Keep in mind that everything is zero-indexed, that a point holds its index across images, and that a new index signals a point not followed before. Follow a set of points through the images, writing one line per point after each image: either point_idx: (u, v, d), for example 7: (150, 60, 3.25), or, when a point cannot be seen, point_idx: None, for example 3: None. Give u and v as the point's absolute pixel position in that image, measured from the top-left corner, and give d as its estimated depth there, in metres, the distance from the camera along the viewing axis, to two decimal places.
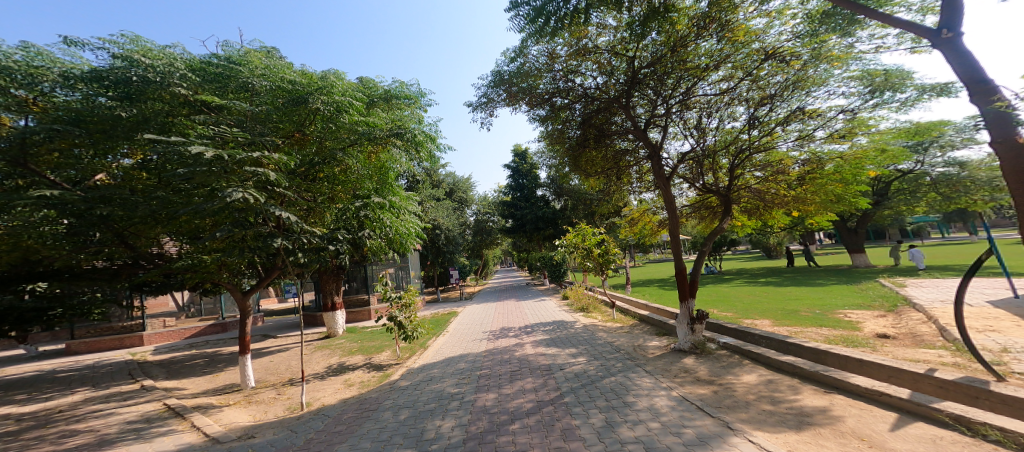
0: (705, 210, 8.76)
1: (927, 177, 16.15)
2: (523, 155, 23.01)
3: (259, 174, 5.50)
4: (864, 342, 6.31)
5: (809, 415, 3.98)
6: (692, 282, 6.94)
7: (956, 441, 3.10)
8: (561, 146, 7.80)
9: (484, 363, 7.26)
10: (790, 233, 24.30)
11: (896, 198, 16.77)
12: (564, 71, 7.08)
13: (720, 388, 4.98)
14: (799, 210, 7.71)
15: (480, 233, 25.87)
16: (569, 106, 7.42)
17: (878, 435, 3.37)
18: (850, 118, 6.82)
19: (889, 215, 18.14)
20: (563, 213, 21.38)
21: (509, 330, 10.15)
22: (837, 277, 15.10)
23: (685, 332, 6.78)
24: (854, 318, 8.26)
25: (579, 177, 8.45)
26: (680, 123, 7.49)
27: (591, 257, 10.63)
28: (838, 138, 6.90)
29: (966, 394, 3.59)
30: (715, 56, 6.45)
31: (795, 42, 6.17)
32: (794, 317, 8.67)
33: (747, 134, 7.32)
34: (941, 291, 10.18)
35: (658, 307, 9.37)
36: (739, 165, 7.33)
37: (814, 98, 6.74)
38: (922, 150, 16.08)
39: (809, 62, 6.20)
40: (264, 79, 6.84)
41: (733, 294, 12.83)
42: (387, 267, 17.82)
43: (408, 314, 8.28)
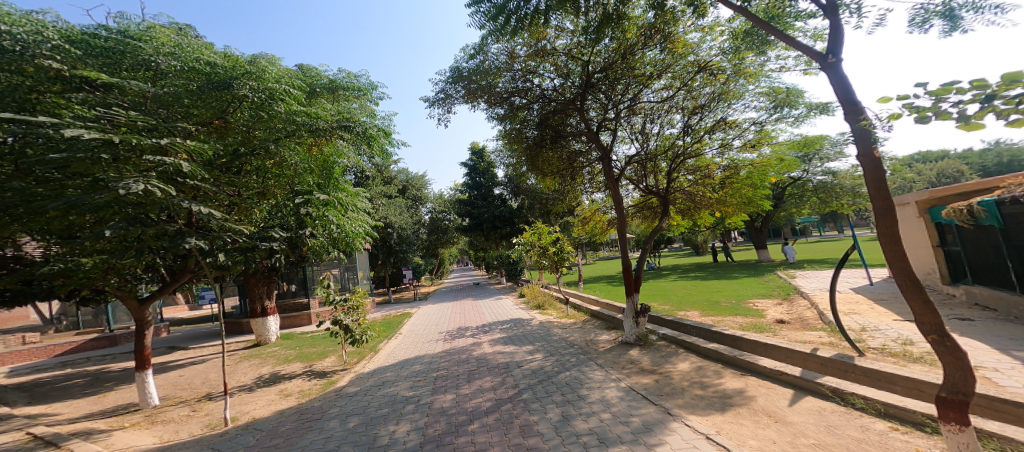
0: (648, 211, 9.33)
1: (809, 183, 18.93)
2: (480, 153, 22.89)
3: (166, 164, 4.83)
4: (768, 328, 7.16)
5: (730, 396, 4.42)
6: (637, 278, 7.30)
7: (834, 411, 3.65)
8: (519, 145, 7.86)
9: (440, 364, 7.11)
10: (713, 232, 26.84)
11: (791, 201, 19.41)
12: (523, 71, 7.17)
13: (659, 377, 5.34)
14: (720, 211, 8.53)
15: (436, 231, 25.17)
16: (527, 107, 7.51)
17: (781, 411, 3.83)
18: (759, 129, 7.62)
19: (783, 216, 20.85)
20: (520, 212, 21.50)
21: (466, 330, 10.04)
22: (749, 271, 16.96)
23: (630, 326, 7.14)
24: (760, 307, 9.36)
25: (536, 177, 8.60)
26: (628, 127, 7.89)
27: (547, 255, 10.84)
28: (750, 147, 7.68)
29: (838, 368, 4.21)
30: (658, 66, 6.88)
31: (722, 57, 6.79)
32: (716, 307, 9.60)
33: (682, 140, 7.91)
34: (821, 280, 11.93)
35: (607, 302, 9.79)
36: (675, 170, 7.86)
37: (734, 110, 7.40)
38: (807, 160, 18.78)
39: (732, 76, 6.85)
40: (172, 59, 5.95)
41: (669, 288, 13.83)
42: (331, 268, 16.80)
43: (356, 317, 7.87)
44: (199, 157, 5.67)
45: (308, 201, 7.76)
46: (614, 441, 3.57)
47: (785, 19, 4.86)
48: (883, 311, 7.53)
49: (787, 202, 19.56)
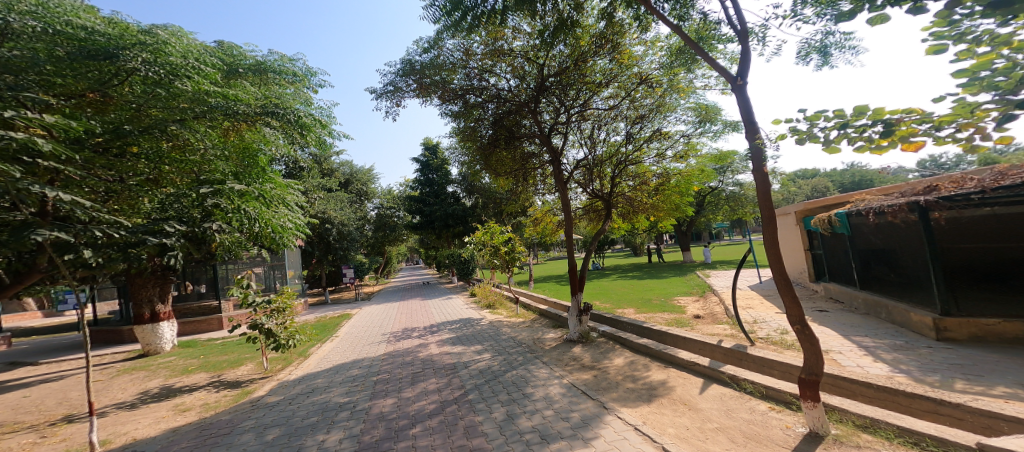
0: (594, 214, 9.69)
1: (723, 192, 21.28)
2: (434, 149, 22.47)
3: (9, 138, 3.84)
4: (687, 322, 7.88)
5: (655, 388, 4.76)
6: (582, 278, 7.56)
7: (733, 397, 4.15)
8: (473, 144, 7.78)
9: (381, 368, 6.79)
10: (647, 234, 28.86)
11: (709, 209, 21.55)
12: (479, 69, 7.16)
13: (596, 372, 5.57)
14: (654, 216, 9.01)
15: (383, 228, 24.03)
16: (482, 105, 7.43)
17: (694, 399, 4.25)
18: (687, 141, 8.30)
19: (703, 222, 23.10)
20: (474, 211, 21.36)
21: (413, 331, 9.73)
22: (676, 270, 18.49)
23: (575, 324, 7.36)
24: (682, 303, 10.26)
25: (489, 176, 8.57)
26: (578, 131, 8.14)
27: (499, 255, 10.84)
28: (679, 157, 8.33)
29: (734, 357, 4.91)
30: (606, 75, 7.21)
31: (660, 72, 7.30)
32: (647, 305, 10.33)
33: (625, 148, 8.34)
34: (730, 279, 13.41)
35: (555, 301, 10.01)
36: (618, 175, 8.29)
37: (668, 122, 7.96)
38: (723, 172, 21.04)
39: (666, 90, 7.41)
40: (31, 18, 4.91)
41: (609, 287, 14.53)
42: (252, 266, 15.27)
43: (281, 321, 7.22)
44: (61, 131, 4.69)
45: (218, 193, 6.86)
46: (555, 437, 3.67)
47: (710, 40, 5.33)
48: (770, 306, 8.71)
49: (705, 209, 21.65)
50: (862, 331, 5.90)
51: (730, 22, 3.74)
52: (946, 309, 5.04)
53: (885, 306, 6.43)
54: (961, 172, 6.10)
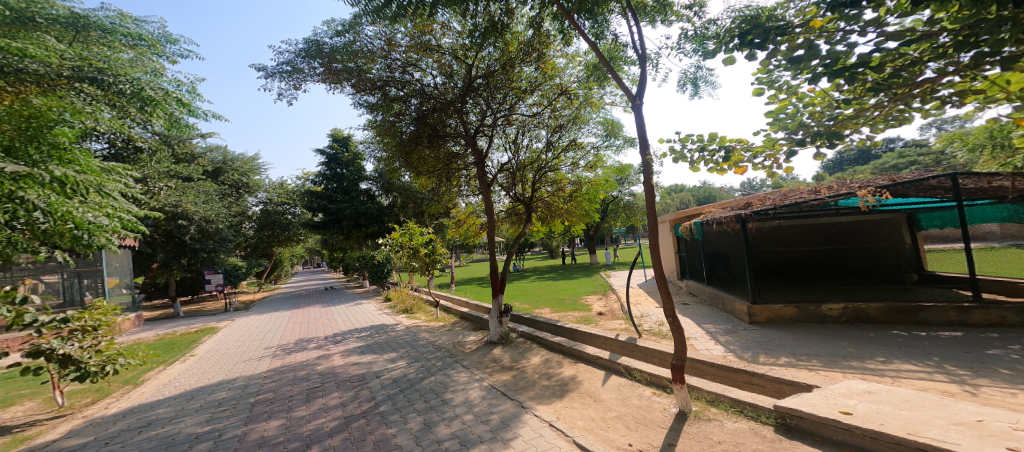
0: (516, 217, 9.87)
1: (622, 200, 23.58)
2: (344, 142, 21.05)
3: None
4: (593, 319, 8.51)
5: (566, 383, 5.02)
6: (503, 280, 7.64)
7: (624, 385, 4.65)
8: (391, 139, 7.38)
9: (261, 387, 5.98)
10: (561, 238, 30.48)
11: (611, 215, 23.67)
12: (403, 62, 6.84)
13: (511, 372, 5.69)
14: (569, 221, 9.38)
15: (272, 226, 21.57)
16: (404, 99, 7.11)
17: (597, 390, 4.59)
18: (597, 152, 8.97)
19: (608, 227, 25.21)
20: (390, 210, 20.26)
21: (309, 342, 8.86)
22: (585, 271, 19.88)
23: (496, 325, 7.36)
24: (588, 301, 11.06)
25: (409, 174, 8.20)
26: (503, 134, 8.20)
27: (418, 257, 10.38)
28: (591, 167, 8.87)
29: (627, 348, 5.61)
30: (532, 82, 7.40)
31: (578, 85, 7.75)
32: (560, 304, 10.89)
33: (546, 155, 8.65)
34: (630, 279, 14.84)
35: (478, 304, 9.95)
36: (538, 180, 8.62)
37: (582, 134, 8.45)
38: (624, 183, 23.28)
39: (582, 104, 7.88)
40: None
41: (525, 288, 15.01)
42: (39, 274, 11.78)
43: (89, 344, 4.77)
44: None
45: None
46: (474, 442, 3.61)
47: (620, 60, 5.82)
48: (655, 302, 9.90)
49: (608, 215, 23.68)
50: (720, 321, 7.06)
51: (634, 46, 4.13)
52: (754, 300, 6.80)
53: (723, 299, 7.95)
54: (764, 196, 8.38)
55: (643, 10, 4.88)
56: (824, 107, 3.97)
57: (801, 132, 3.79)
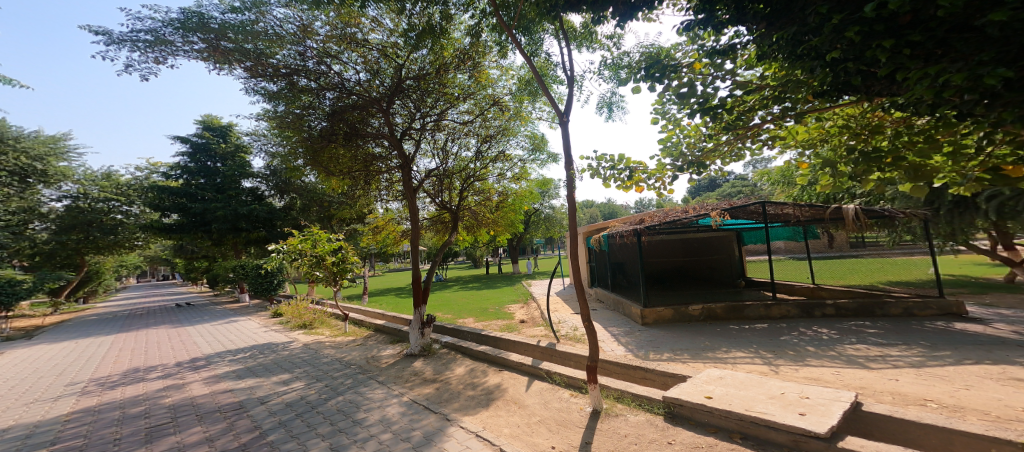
0: (440, 225, 9.53)
1: (543, 212, 24.44)
2: (222, 131, 18.63)
3: None
4: (517, 327, 8.50)
5: (491, 392, 4.80)
6: (426, 289, 7.21)
7: (547, 389, 4.62)
8: (295, 133, 6.68)
9: (59, 434, 4.26)
10: (485, 248, 30.57)
11: (532, 226, 24.39)
12: (320, 52, 6.20)
13: (434, 383, 5.32)
14: (495, 230, 9.40)
15: (77, 227, 16.38)
16: (317, 92, 6.42)
17: (521, 396, 4.49)
18: (525, 165, 9.11)
19: (530, 238, 25.87)
20: (282, 213, 17.41)
21: (150, 371, 6.96)
22: (509, 280, 20.11)
23: (416, 337, 6.89)
24: (512, 310, 11.09)
25: (315, 174, 7.52)
26: (431, 139, 7.86)
27: (323, 267, 9.39)
28: (518, 179, 8.93)
29: (545, 352, 5.69)
30: (465, 90, 7.23)
31: (511, 98, 7.77)
32: (484, 313, 10.75)
33: (473, 164, 8.51)
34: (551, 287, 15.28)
35: (395, 316, 9.38)
36: (466, 190, 8.40)
37: (510, 146, 8.44)
38: (546, 195, 24.16)
39: (513, 117, 7.89)
40: None
41: (447, 298, 14.59)
42: None
43: None
44: None
45: None
46: None
47: (549, 78, 5.88)
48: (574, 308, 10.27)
49: (529, 226, 24.34)
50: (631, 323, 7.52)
51: (564, 65, 4.16)
52: (645, 304, 7.43)
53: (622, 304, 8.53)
54: (660, 210, 9.22)
55: (571, 34, 4.68)
56: (696, 140, 4.33)
57: (679, 160, 4.10)
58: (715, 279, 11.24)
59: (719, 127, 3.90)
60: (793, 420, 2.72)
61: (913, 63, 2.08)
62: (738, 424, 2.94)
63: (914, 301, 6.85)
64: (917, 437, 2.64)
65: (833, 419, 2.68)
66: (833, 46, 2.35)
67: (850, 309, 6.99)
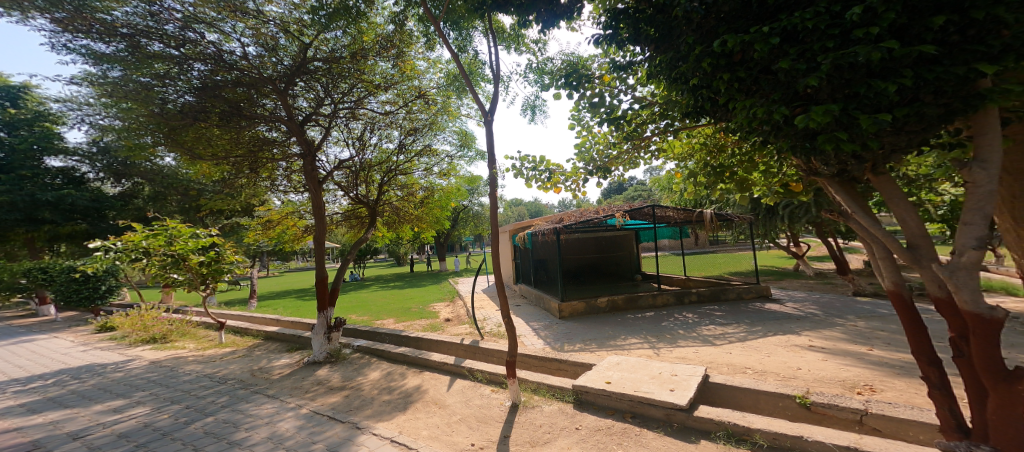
0: (355, 220, 8.97)
1: (472, 210, 24.45)
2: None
3: None
4: (441, 326, 8.40)
5: (410, 395, 4.65)
6: (335, 290, 6.72)
7: (469, 387, 4.64)
8: (142, 108, 5.29)
9: None
10: (410, 246, 29.49)
11: (460, 223, 24.23)
12: (187, 15, 5.20)
13: (343, 389, 4.94)
14: (419, 227, 9.09)
15: None
16: (182, 62, 5.31)
17: (443, 396, 4.44)
18: (451, 161, 8.99)
19: (459, 235, 25.59)
20: (114, 202, 12.06)
21: None
22: (434, 279, 19.72)
23: (321, 342, 6.23)
24: (437, 308, 10.91)
25: (179, 157, 6.36)
26: (339, 123, 7.08)
27: (187, 269, 6.75)
28: (444, 174, 8.79)
29: (469, 350, 5.77)
30: (387, 79, 6.92)
31: (438, 92, 7.64)
32: (406, 313, 10.40)
33: (396, 157, 8.17)
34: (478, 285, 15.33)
35: (293, 321, 8.30)
36: (386, 183, 8.01)
37: (438, 141, 8.28)
38: (473, 193, 24.17)
39: (440, 111, 7.77)
40: None
41: (368, 298, 13.77)
42: None
43: None
44: None
45: None
46: None
47: (478, 77, 5.80)
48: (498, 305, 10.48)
49: (458, 223, 24.16)
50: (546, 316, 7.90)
51: (491, 64, 4.20)
52: (563, 297, 7.85)
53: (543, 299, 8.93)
54: (580, 211, 9.59)
55: (500, 33, 4.75)
56: (604, 146, 4.69)
57: (590, 164, 4.43)
58: (619, 273, 12.38)
59: (621, 135, 4.31)
60: (666, 396, 3.17)
61: (744, 95, 2.09)
62: (629, 404, 3.29)
63: (743, 287, 8.69)
64: (740, 401, 3.30)
65: (691, 392, 3.22)
66: (692, 75, 2.38)
67: (706, 294, 8.47)
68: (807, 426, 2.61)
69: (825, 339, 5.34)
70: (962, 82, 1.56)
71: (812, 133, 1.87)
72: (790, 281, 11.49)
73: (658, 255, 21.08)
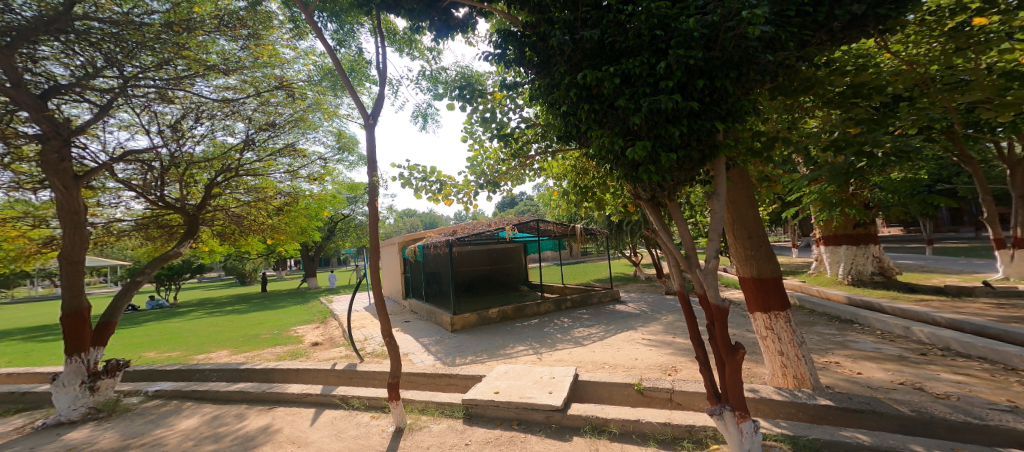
0: (157, 231, 6.90)
1: (354, 220, 22.57)
2: None
3: None
4: (303, 352, 7.41)
5: (252, 439, 3.81)
6: (105, 325, 4.82)
7: (339, 417, 4.13)
8: None
9: None
10: (264, 260, 25.11)
11: (339, 235, 22.10)
12: None
13: (127, 451, 3.62)
14: (273, 237, 7.97)
15: None
16: None
17: (304, 434, 3.82)
18: (325, 164, 8.12)
19: (331, 248, 23.05)
20: None
21: None
22: (295, 299, 17.12)
23: (71, 399, 4.39)
24: (299, 333, 9.58)
25: None
26: (127, 102, 5.24)
27: None
28: (314, 179, 7.90)
29: (345, 376, 5.15)
30: (227, 61, 5.63)
31: (308, 86, 6.63)
32: (252, 342, 8.65)
33: (240, 154, 6.82)
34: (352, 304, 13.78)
35: (13, 373, 5.85)
36: (220, 183, 6.64)
37: (306, 139, 7.37)
38: (354, 201, 22.29)
39: (311, 106, 6.92)
40: None
41: (185, 329, 10.89)
42: None
43: None
44: None
45: None
46: None
47: (363, 75, 5.29)
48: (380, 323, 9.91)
49: (335, 235, 21.96)
50: (429, 331, 7.77)
51: (379, 64, 3.89)
52: (455, 311, 7.74)
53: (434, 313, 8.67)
54: (471, 224, 9.70)
55: (390, 35, 4.57)
56: (493, 162, 4.83)
57: (481, 178, 4.43)
58: (508, 283, 12.83)
59: (509, 152, 4.53)
60: (546, 398, 3.39)
61: (597, 128, 2.43)
62: (515, 412, 3.40)
63: (603, 291, 9.91)
64: (604, 395, 3.70)
65: (566, 391, 3.50)
66: (562, 101, 2.62)
67: (576, 300, 9.35)
68: (651, 410, 3.09)
69: (653, 336, 6.19)
70: (706, 133, 2.17)
71: (636, 164, 2.30)
72: (630, 284, 13.59)
73: (536, 267, 22.70)
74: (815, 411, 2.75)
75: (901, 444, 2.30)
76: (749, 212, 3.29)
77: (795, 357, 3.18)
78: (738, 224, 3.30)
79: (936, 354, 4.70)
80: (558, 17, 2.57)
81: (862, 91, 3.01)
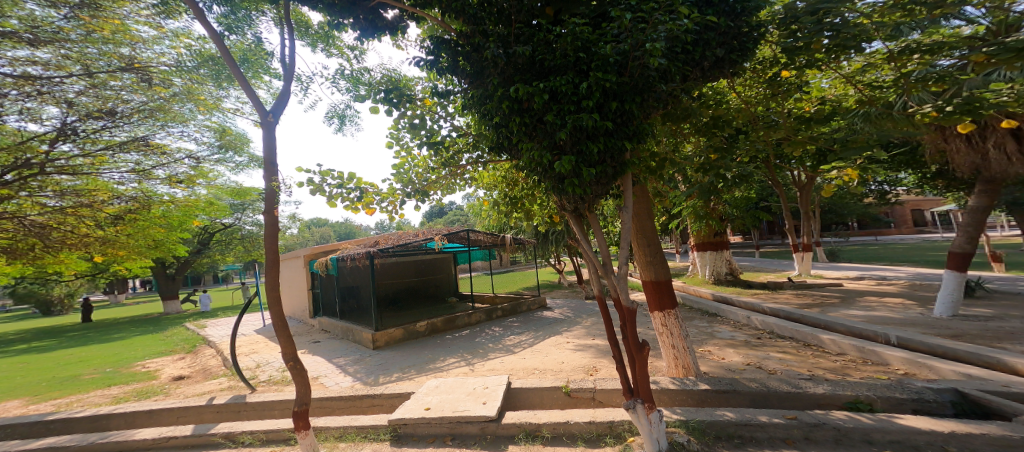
0: None
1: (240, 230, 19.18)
2: None
3: None
4: (158, 388, 5.31)
5: None
6: None
7: None
8: None
9: None
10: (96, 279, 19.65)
11: (216, 248, 16.53)
12: None
13: None
14: (104, 250, 7.20)
15: None
16: None
17: None
18: (193, 165, 6.93)
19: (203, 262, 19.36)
20: None
21: None
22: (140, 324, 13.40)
23: None
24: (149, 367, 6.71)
25: None
26: None
27: None
28: (175, 182, 7.00)
29: (232, 410, 4.01)
30: (38, 32, 4.93)
31: (170, 71, 5.79)
32: (61, 384, 5.76)
33: (61, 148, 5.86)
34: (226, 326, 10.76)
35: None
36: (20, 184, 5.54)
37: (168, 133, 6.50)
38: None
39: (177, 96, 5.92)
40: None
41: None
42: None
43: None
44: None
45: None
46: None
47: (260, 70, 3.87)
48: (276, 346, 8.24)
49: (210, 248, 16.30)
50: (341, 351, 7.12)
51: (283, 57, 3.15)
52: (376, 328, 7.31)
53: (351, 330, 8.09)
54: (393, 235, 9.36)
55: (301, 26, 3.85)
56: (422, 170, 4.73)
57: (409, 186, 4.28)
58: (438, 295, 12.56)
59: (440, 161, 4.47)
60: (479, 410, 3.37)
61: (528, 141, 2.50)
62: (448, 426, 3.30)
63: (533, 298, 10.19)
64: (533, 400, 3.79)
65: (499, 400, 3.52)
66: (495, 112, 2.65)
67: (507, 308, 9.48)
68: (579, 411, 3.24)
69: (579, 337, 6.67)
70: (619, 152, 2.42)
71: (562, 177, 2.43)
72: (554, 291, 14.12)
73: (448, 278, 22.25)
74: (699, 396, 3.10)
75: (752, 417, 2.66)
76: (647, 223, 3.72)
77: (682, 347, 3.59)
78: (640, 233, 3.70)
79: (767, 337, 5.75)
80: (492, 30, 2.62)
81: (718, 123, 3.63)
